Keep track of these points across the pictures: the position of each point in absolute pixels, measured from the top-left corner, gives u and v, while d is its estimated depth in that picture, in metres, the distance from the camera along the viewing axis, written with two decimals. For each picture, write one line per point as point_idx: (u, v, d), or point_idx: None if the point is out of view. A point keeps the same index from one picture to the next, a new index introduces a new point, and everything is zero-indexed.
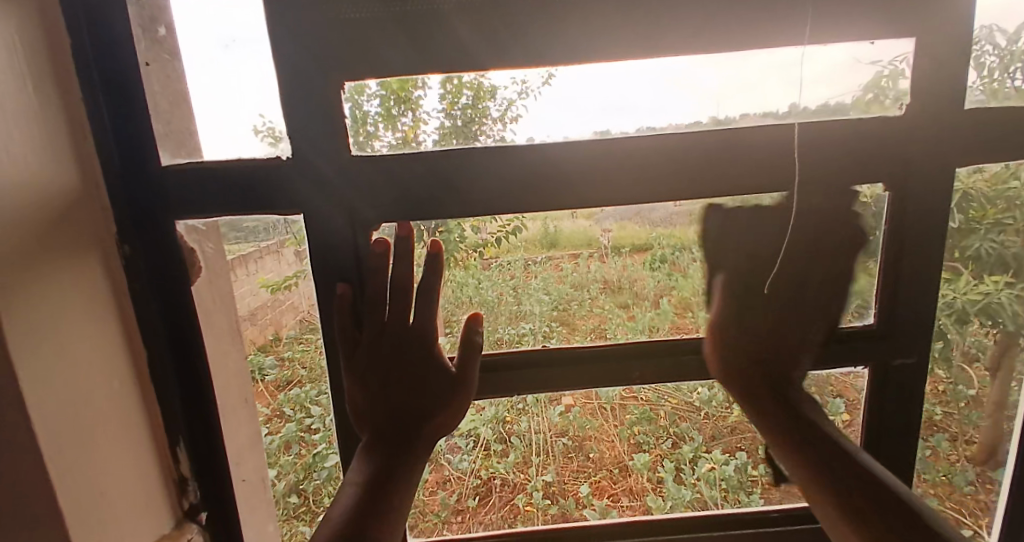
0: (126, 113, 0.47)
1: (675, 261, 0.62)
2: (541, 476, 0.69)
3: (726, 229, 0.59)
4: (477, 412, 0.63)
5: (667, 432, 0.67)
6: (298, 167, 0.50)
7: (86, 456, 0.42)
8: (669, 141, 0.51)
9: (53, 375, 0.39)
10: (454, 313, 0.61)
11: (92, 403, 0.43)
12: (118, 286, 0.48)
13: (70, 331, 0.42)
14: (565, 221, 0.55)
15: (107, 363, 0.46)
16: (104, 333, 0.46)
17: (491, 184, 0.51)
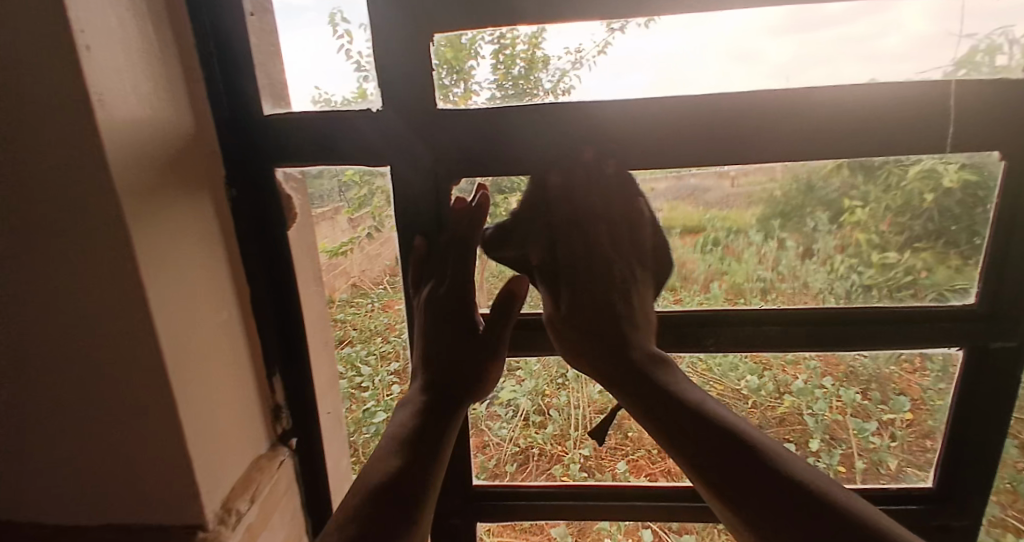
0: (233, 60, 0.49)
1: (728, 244, 0.58)
2: (578, 450, 0.69)
3: (790, 211, 0.56)
4: (517, 382, 0.66)
5: None
6: (380, 119, 0.51)
7: (197, 382, 0.46)
8: (737, 117, 0.48)
9: (172, 305, 0.43)
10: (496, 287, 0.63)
11: (205, 334, 0.47)
12: (227, 226, 0.51)
13: (186, 266, 0.45)
14: (613, 198, 0.56)
15: (217, 296, 0.50)
16: (213, 268, 0.49)
17: (552, 145, 0.51)
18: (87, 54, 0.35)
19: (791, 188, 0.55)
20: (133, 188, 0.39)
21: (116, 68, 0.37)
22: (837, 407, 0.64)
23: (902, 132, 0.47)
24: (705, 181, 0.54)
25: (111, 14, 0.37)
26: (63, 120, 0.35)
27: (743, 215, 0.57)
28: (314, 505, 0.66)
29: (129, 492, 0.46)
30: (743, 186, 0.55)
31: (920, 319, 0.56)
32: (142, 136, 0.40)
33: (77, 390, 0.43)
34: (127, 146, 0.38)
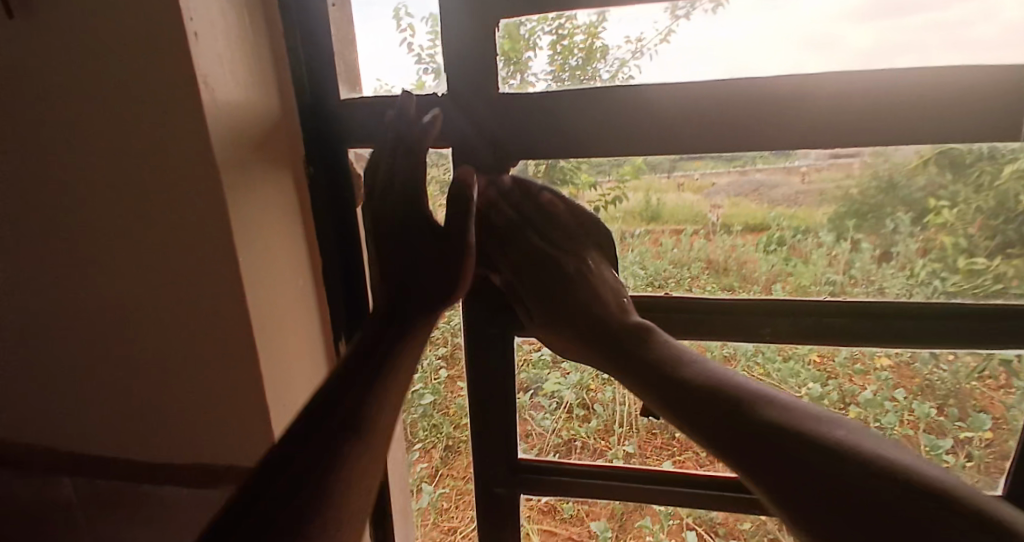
0: (313, 44, 0.50)
1: (795, 245, 0.54)
2: (621, 446, 0.67)
3: (866, 211, 0.52)
4: (562, 375, 0.66)
5: None
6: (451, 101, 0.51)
7: (278, 339, 0.50)
8: (815, 102, 0.45)
9: (260, 269, 0.46)
10: None
11: (286, 297, 0.51)
12: (304, 201, 0.53)
13: (272, 235, 0.48)
14: (669, 193, 0.54)
15: (297, 265, 0.52)
16: (296, 239, 0.52)
17: (621, 129, 0.49)
18: (195, 41, 0.38)
19: (870, 184, 0.50)
20: (230, 162, 0.42)
21: (217, 52, 0.41)
22: (907, 421, 0.59)
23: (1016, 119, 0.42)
24: (772, 176, 0.51)
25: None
26: (176, 101, 0.39)
27: (813, 215, 0.53)
28: None
29: (216, 439, 0.52)
30: (815, 183, 0.51)
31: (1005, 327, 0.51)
32: (239, 115, 0.43)
33: (177, 344, 0.48)
34: (226, 123, 0.42)
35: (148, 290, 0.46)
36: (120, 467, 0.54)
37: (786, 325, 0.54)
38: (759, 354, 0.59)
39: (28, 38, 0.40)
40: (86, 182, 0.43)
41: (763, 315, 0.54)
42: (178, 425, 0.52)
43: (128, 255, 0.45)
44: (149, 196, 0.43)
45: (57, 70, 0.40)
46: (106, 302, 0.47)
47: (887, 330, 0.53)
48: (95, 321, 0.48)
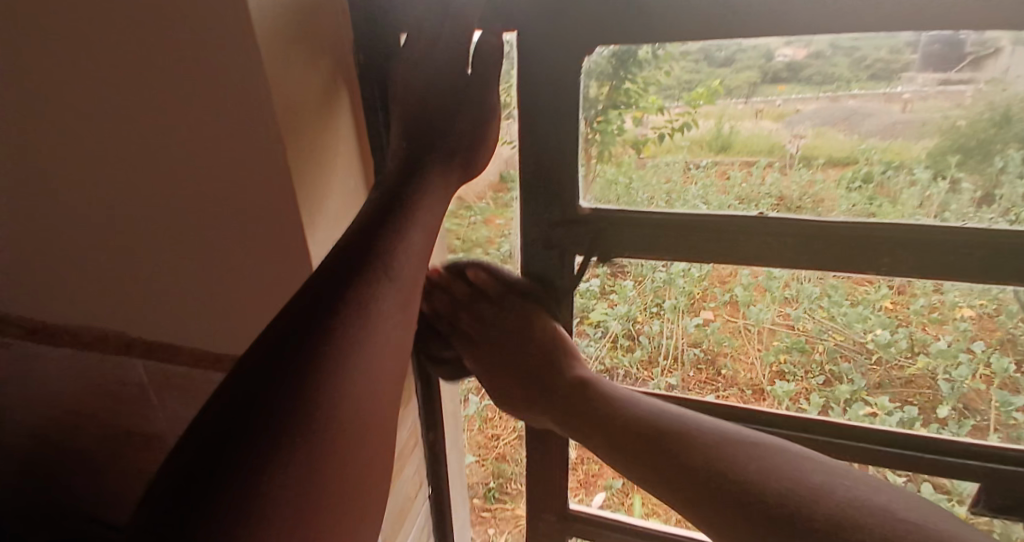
0: None
1: (883, 182, 0.48)
2: (665, 378, 0.67)
3: (976, 147, 0.45)
4: (609, 306, 0.64)
5: (821, 367, 0.61)
6: None
7: (324, 228, 0.49)
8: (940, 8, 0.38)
9: (310, 167, 0.46)
10: (602, 202, 0.56)
11: (332, 183, 0.49)
12: (353, 96, 0.51)
13: (315, 116, 0.45)
14: (746, 121, 0.49)
15: (342, 150, 0.50)
16: (339, 120, 0.49)
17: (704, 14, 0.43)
18: None
19: (983, 118, 0.44)
20: (273, 32, 0.38)
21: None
22: (982, 376, 0.55)
23: None
24: (868, 104, 0.45)
25: None
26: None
27: (910, 149, 0.47)
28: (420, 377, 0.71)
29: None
30: (919, 113, 0.45)
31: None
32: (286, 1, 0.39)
33: (239, 257, 0.50)
34: None
35: (211, 205, 0.47)
36: (191, 352, 0.60)
37: (865, 259, 0.50)
38: (825, 297, 0.57)
39: None
40: (142, 95, 0.43)
41: (830, 243, 0.50)
42: (246, 332, 0.55)
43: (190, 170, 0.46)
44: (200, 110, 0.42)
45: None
46: (174, 214, 0.49)
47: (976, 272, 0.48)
48: (154, 221, 0.50)
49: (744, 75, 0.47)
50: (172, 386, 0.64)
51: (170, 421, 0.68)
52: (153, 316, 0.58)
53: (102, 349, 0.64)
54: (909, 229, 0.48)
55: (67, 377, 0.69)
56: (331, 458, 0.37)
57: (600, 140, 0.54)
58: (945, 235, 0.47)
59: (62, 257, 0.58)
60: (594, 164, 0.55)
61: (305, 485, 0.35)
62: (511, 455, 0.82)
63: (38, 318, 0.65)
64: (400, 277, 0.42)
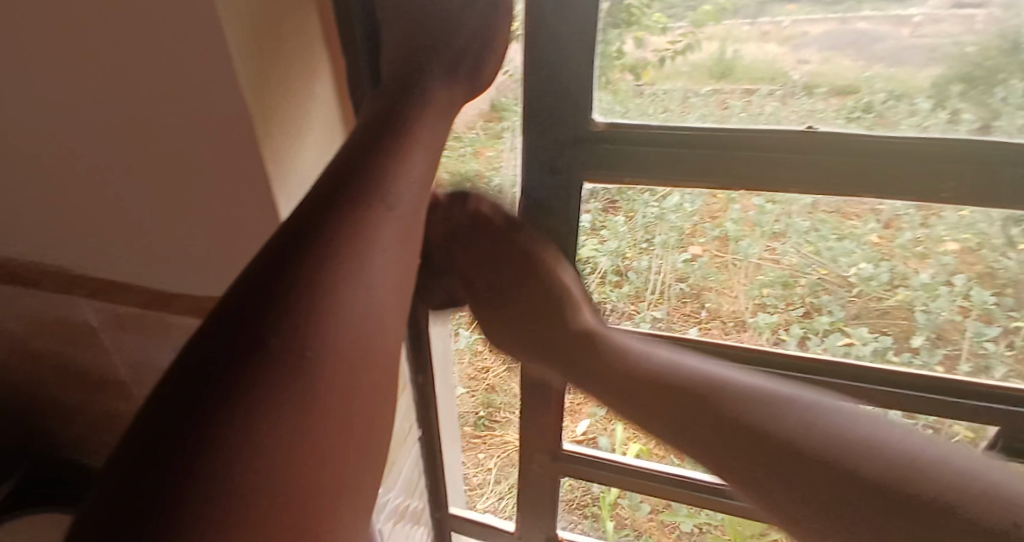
0: None
1: (883, 112, 0.47)
2: (650, 311, 0.67)
3: (985, 76, 0.43)
4: (600, 242, 0.63)
5: (802, 300, 0.62)
6: None
7: (286, 149, 0.45)
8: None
9: (270, 83, 0.41)
10: (611, 110, 0.52)
11: (295, 98, 0.44)
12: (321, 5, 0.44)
13: (276, 20, 0.40)
14: (750, 44, 0.46)
15: (306, 62, 0.45)
16: (303, 26, 0.43)
17: None
18: None
19: (992, 45, 0.42)
20: None
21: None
22: (960, 308, 0.56)
23: None
24: (878, 27, 0.43)
25: None
26: None
27: (914, 78, 0.45)
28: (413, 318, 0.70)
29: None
30: (928, 37, 0.43)
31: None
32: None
33: (209, 189, 0.47)
34: None
35: (172, 130, 0.43)
36: (165, 290, 0.58)
37: (854, 178, 0.50)
38: (813, 232, 0.56)
39: None
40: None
41: (821, 168, 0.50)
42: (220, 270, 0.53)
43: (145, 91, 0.41)
44: (146, 19, 0.37)
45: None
46: (135, 140, 0.45)
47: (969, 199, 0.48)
48: (114, 150, 0.47)
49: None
50: (152, 323, 0.62)
51: (152, 358, 0.67)
52: (124, 252, 0.56)
53: (74, 287, 0.62)
54: (907, 146, 0.47)
55: (45, 312, 0.67)
56: (306, 410, 0.33)
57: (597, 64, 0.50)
58: (942, 167, 0.47)
59: (21, 187, 0.54)
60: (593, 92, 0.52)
61: (275, 437, 0.32)
62: (498, 387, 0.84)
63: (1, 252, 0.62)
64: (398, 206, 0.40)
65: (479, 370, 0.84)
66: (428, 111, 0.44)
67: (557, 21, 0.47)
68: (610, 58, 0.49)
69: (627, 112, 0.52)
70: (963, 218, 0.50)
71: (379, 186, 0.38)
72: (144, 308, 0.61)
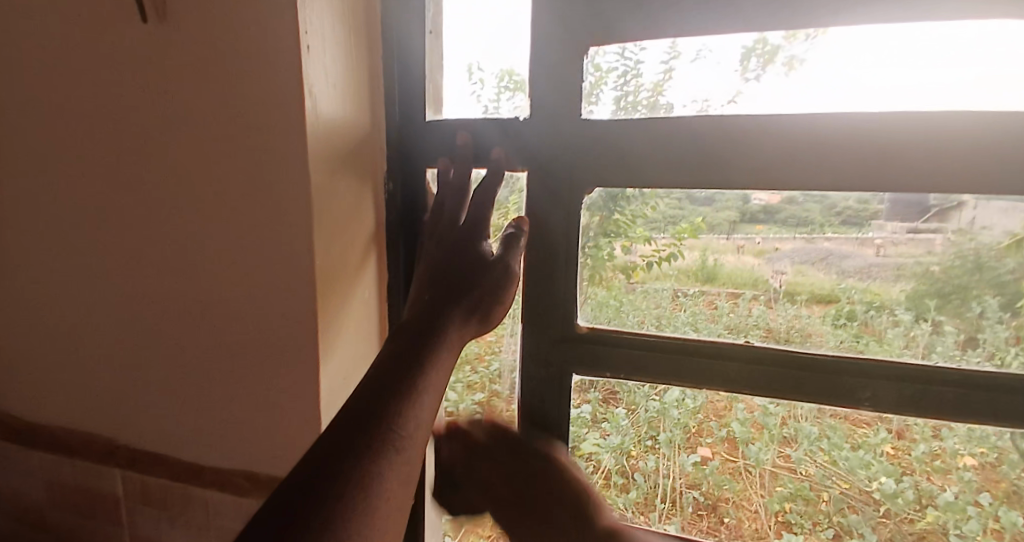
0: (403, 68, 0.56)
1: (867, 322, 0.50)
2: (664, 525, 0.63)
3: (951, 293, 0.47)
4: (602, 437, 0.62)
5: (828, 519, 0.57)
6: (529, 121, 0.53)
7: (331, 320, 0.51)
8: (910, 159, 0.43)
9: (335, 273, 0.51)
10: (596, 321, 0.57)
11: (346, 283, 0.53)
12: (382, 236, 0.58)
13: (346, 220, 0.52)
14: (727, 256, 0.52)
15: (360, 258, 0.55)
16: (363, 233, 0.55)
17: (673, 156, 0.49)
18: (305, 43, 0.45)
19: (954, 265, 0.47)
20: (319, 146, 0.47)
21: (319, 66, 0.46)
22: (994, 533, 0.51)
23: None
24: (843, 247, 0.49)
25: (327, 37, 0.47)
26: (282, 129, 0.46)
27: (889, 290, 0.49)
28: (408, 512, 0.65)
29: (272, 447, 0.54)
30: (892, 257, 0.48)
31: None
32: (335, 128, 0.49)
33: (257, 350, 0.52)
34: (326, 125, 0.48)
35: (235, 290, 0.52)
36: (173, 445, 0.59)
37: (859, 385, 0.49)
38: (824, 438, 0.55)
39: (171, 73, 0.48)
40: (201, 192, 0.50)
41: (832, 378, 0.49)
42: (231, 423, 0.55)
43: (235, 265, 0.51)
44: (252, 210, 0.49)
45: (203, 99, 0.48)
46: (204, 297, 0.53)
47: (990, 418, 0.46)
48: (178, 308, 0.55)
49: (724, 214, 0.51)
50: (151, 490, 0.61)
51: (134, 537, 0.64)
52: (156, 407, 0.59)
53: (88, 438, 0.64)
54: (893, 365, 0.48)
55: (47, 468, 0.67)
56: None
57: (592, 265, 0.56)
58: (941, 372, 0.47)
59: (86, 338, 0.60)
60: (586, 286, 0.57)
61: None
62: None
63: (39, 399, 0.66)
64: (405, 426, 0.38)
65: None
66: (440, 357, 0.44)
67: (553, 239, 0.55)
68: (593, 263, 0.56)
69: (619, 312, 0.56)
70: (973, 429, 0.49)
71: (387, 432, 0.37)
72: (149, 474, 0.61)
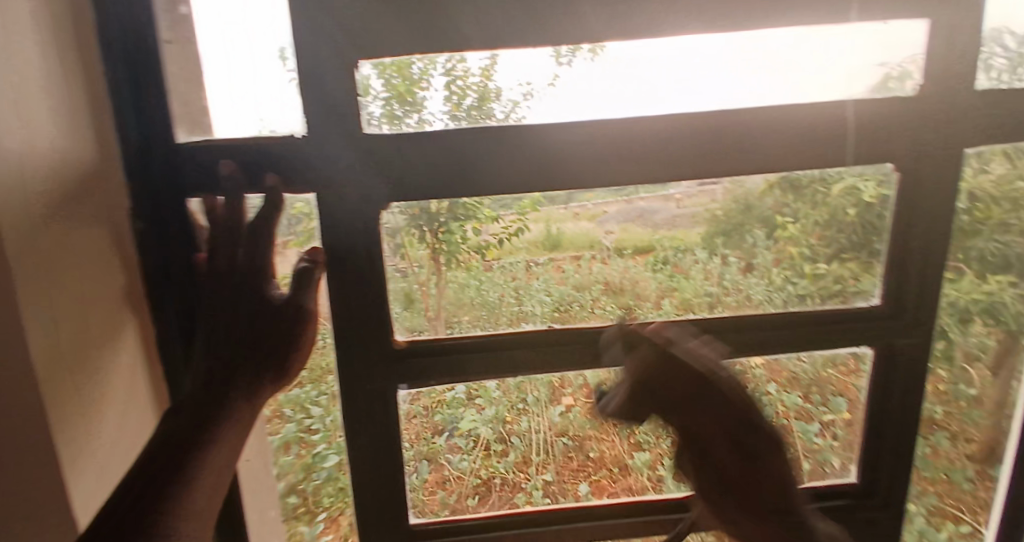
0: (144, 82, 0.48)
1: (676, 263, 0.60)
2: (540, 476, 0.67)
3: (731, 230, 0.60)
4: (477, 411, 0.64)
5: (668, 431, 0.68)
6: (318, 141, 0.50)
7: (79, 396, 0.42)
8: (691, 132, 0.52)
9: (71, 343, 0.42)
10: (455, 315, 0.59)
11: (87, 345, 0.44)
12: (137, 297, 0.51)
13: (70, 274, 0.42)
14: (567, 222, 0.58)
15: (101, 306, 0.46)
16: (99, 277, 0.46)
17: (496, 153, 0.51)
18: None
19: (731, 208, 0.58)
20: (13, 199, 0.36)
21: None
22: (782, 412, 0.67)
23: (818, 138, 0.53)
24: (653, 203, 0.57)
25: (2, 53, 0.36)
26: None
27: (689, 235, 0.60)
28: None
29: None
30: (688, 207, 0.58)
31: (854, 322, 0.61)
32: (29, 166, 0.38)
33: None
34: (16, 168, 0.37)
35: None
36: None
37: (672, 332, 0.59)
38: None
39: None
40: None
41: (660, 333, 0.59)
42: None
43: None
44: None
45: None
46: None
47: (769, 335, 0.60)
48: None
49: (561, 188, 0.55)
50: None
51: None
52: None
53: None
54: (683, 322, 0.59)
55: None
56: None
57: (447, 249, 0.57)
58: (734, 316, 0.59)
59: None
60: (445, 270, 0.58)
61: None
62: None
63: None
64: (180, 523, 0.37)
65: None
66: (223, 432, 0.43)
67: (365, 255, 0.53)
68: (444, 251, 0.57)
69: (480, 288, 0.59)
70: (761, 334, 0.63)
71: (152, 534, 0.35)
72: None
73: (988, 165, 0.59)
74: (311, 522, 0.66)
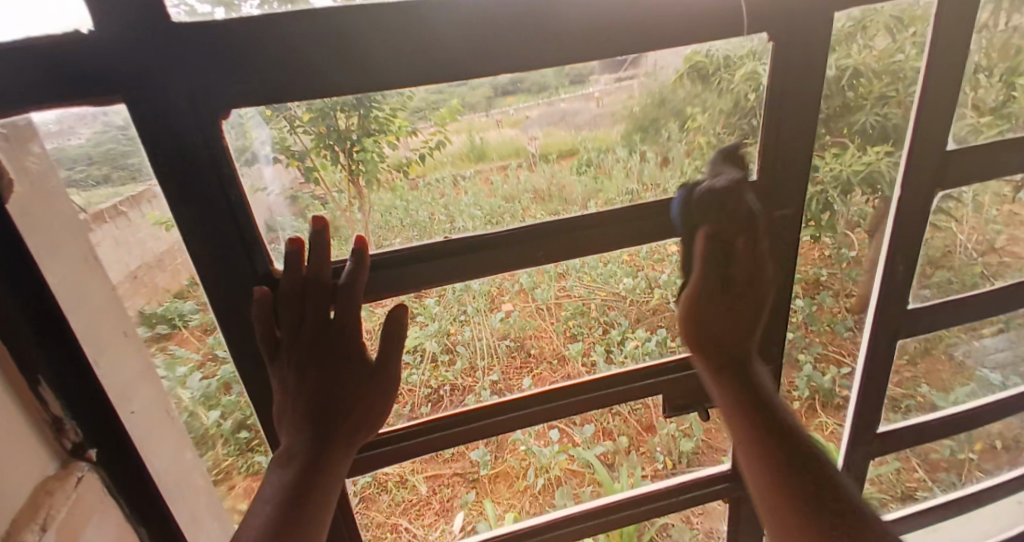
0: None
1: (600, 163, 0.61)
2: (487, 377, 0.71)
3: (647, 126, 0.61)
4: (421, 328, 0.66)
5: (598, 320, 0.74)
6: (157, 34, 0.40)
7: None
8: (594, 15, 0.49)
9: None
10: (387, 239, 0.57)
11: None
12: None
13: None
14: (490, 131, 0.57)
15: None
16: None
17: (385, 44, 0.46)
18: None
19: (646, 102, 0.59)
20: None
21: None
22: None
23: (711, 14, 0.52)
24: (574, 104, 0.57)
25: None
26: None
27: (610, 134, 0.60)
28: (148, 514, 0.58)
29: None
30: (607, 106, 0.58)
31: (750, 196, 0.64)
32: None
33: None
34: None
35: None
36: None
37: (592, 232, 0.61)
38: (586, 265, 0.67)
39: None
40: None
41: (582, 230, 0.61)
42: None
43: None
44: None
45: None
46: None
47: (689, 214, 0.63)
48: None
49: (480, 92, 0.53)
50: None
51: None
52: None
53: None
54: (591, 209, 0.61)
55: None
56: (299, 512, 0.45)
57: (364, 169, 0.54)
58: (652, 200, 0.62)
59: None
60: (368, 194, 0.56)
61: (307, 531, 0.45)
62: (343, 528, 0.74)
63: None
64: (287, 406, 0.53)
65: (381, 522, 0.80)
66: (326, 470, 0.49)
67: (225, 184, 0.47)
68: (362, 173, 0.54)
69: (404, 208, 0.57)
70: None
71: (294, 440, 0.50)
72: None
73: (872, 41, 0.63)
74: (267, 452, 0.67)
